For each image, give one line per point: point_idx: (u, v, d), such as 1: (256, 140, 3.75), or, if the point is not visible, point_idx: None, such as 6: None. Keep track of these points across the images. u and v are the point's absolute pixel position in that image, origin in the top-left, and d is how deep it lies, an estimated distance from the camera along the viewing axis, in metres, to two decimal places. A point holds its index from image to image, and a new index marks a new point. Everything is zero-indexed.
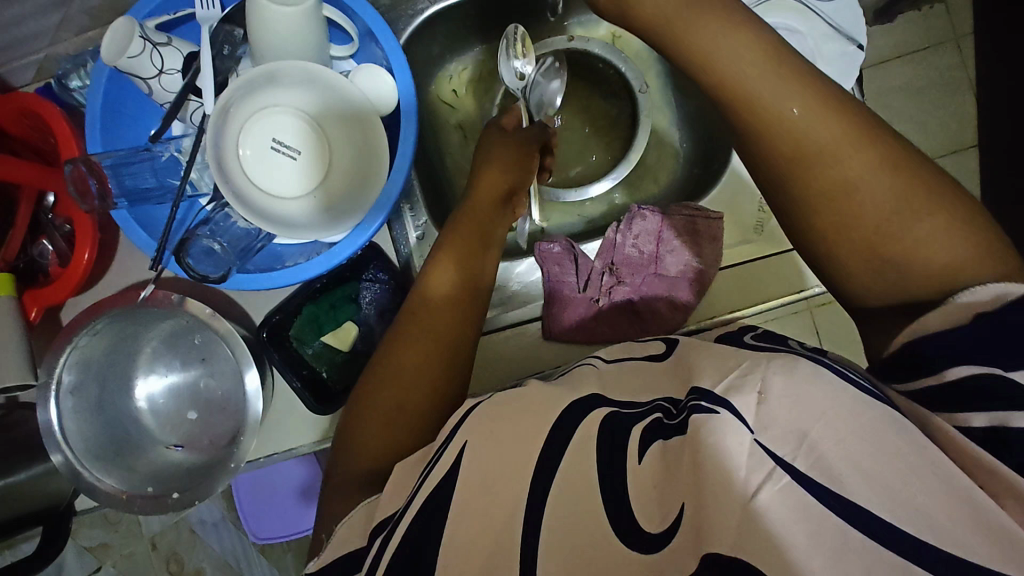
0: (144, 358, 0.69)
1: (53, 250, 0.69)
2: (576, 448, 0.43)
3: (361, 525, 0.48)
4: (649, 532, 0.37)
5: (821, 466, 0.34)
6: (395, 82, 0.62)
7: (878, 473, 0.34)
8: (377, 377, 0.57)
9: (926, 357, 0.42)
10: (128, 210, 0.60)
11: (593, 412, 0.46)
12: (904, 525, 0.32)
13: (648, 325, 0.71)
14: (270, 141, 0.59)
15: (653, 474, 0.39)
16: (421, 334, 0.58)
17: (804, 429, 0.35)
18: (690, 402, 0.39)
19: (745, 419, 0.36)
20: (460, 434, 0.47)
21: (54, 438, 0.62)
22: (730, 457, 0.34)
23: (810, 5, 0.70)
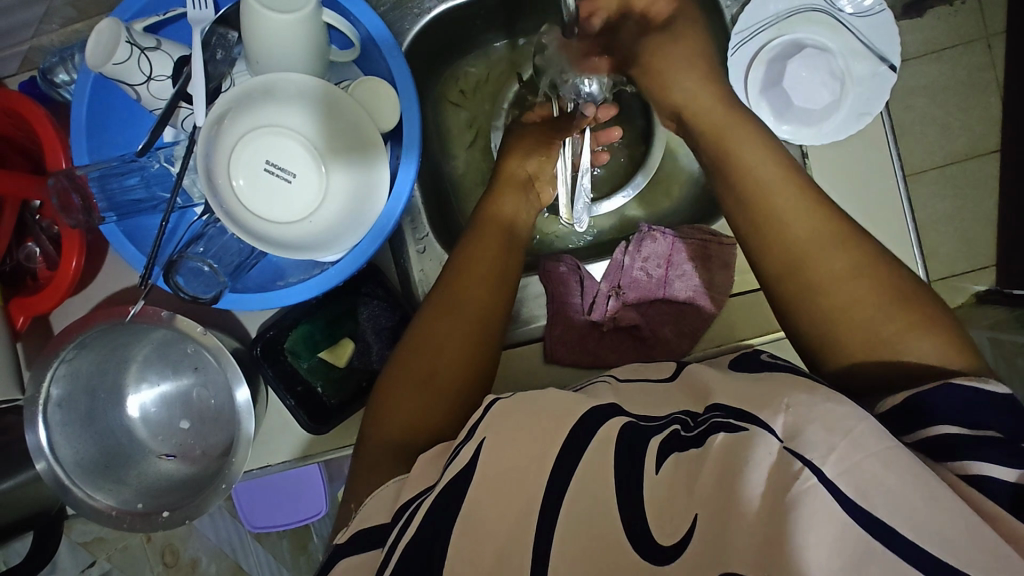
0: (135, 368, 0.67)
1: (40, 253, 0.67)
2: (596, 457, 0.42)
3: (387, 504, 0.46)
4: (661, 544, 0.38)
5: (848, 475, 0.35)
6: (398, 95, 0.58)
7: (904, 496, 0.35)
8: (403, 364, 0.55)
9: (933, 413, 0.42)
10: (115, 223, 0.57)
11: (610, 422, 0.45)
12: (930, 546, 0.33)
13: (651, 351, 0.69)
14: (263, 163, 0.56)
15: (669, 485, 0.40)
16: (452, 332, 0.56)
17: (826, 443, 0.36)
18: (712, 417, 0.42)
19: (775, 430, 0.38)
20: (480, 429, 0.45)
21: (42, 452, 0.61)
22: (756, 470, 0.36)
23: (840, 19, 0.66)
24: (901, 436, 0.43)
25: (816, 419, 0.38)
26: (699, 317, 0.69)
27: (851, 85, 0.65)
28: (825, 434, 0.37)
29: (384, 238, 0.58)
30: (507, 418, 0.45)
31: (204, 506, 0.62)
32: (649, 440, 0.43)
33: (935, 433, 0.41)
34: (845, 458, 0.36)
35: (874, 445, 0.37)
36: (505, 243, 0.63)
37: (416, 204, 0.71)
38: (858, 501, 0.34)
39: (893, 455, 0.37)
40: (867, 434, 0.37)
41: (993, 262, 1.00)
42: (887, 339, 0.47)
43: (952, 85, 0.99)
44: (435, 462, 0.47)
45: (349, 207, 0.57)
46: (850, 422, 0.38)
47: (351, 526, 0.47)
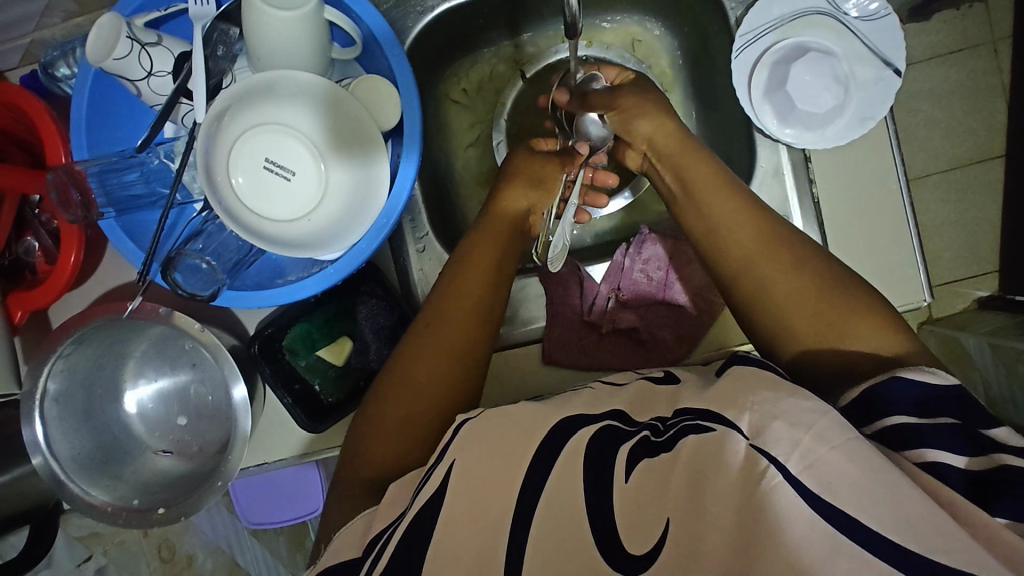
0: (133, 363, 0.67)
1: (39, 247, 0.66)
2: (568, 463, 0.42)
3: (356, 541, 0.46)
4: (630, 553, 0.38)
5: (811, 471, 0.35)
6: (400, 94, 0.58)
7: (865, 486, 0.35)
8: (397, 375, 0.56)
9: (888, 404, 0.43)
10: (115, 219, 0.57)
11: (581, 431, 0.44)
12: (890, 533, 0.33)
13: (651, 353, 0.68)
14: (263, 160, 0.55)
15: (636, 493, 0.40)
16: (434, 348, 0.56)
17: (801, 439, 0.36)
18: (680, 421, 0.41)
19: (739, 427, 0.38)
20: (448, 453, 0.45)
21: (39, 448, 0.61)
22: (727, 473, 0.37)
23: (844, 22, 0.66)
24: (861, 426, 0.44)
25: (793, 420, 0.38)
26: (698, 321, 0.68)
27: (854, 89, 0.65)
28: (789, 429, 0.37)
29: (386, 235, 0.59)
30: (481, 435, 0.45)
31: (198, 504, 0.62)
32: (618, 448, 0.43)
33: (888, 423, 0.42)
34: (808, 453, 0.36)
35: (838, 436, 0.37)
36: (498, 249, 0.62)
37: (416, 202, 0.70)
38: (822, 496, 0.34)
39: (859, 447, 0.36)
40: (831, 428, 0.37)
41: (996, 268, 0.99)
42: (865, 335, 0.48)
43: (957, 89, 0.99)
44: (401, 492, 0.47)
45: (350, 205, 0.56)
46: (811, 417, 0.38)
47: (320, 562, 0.47)
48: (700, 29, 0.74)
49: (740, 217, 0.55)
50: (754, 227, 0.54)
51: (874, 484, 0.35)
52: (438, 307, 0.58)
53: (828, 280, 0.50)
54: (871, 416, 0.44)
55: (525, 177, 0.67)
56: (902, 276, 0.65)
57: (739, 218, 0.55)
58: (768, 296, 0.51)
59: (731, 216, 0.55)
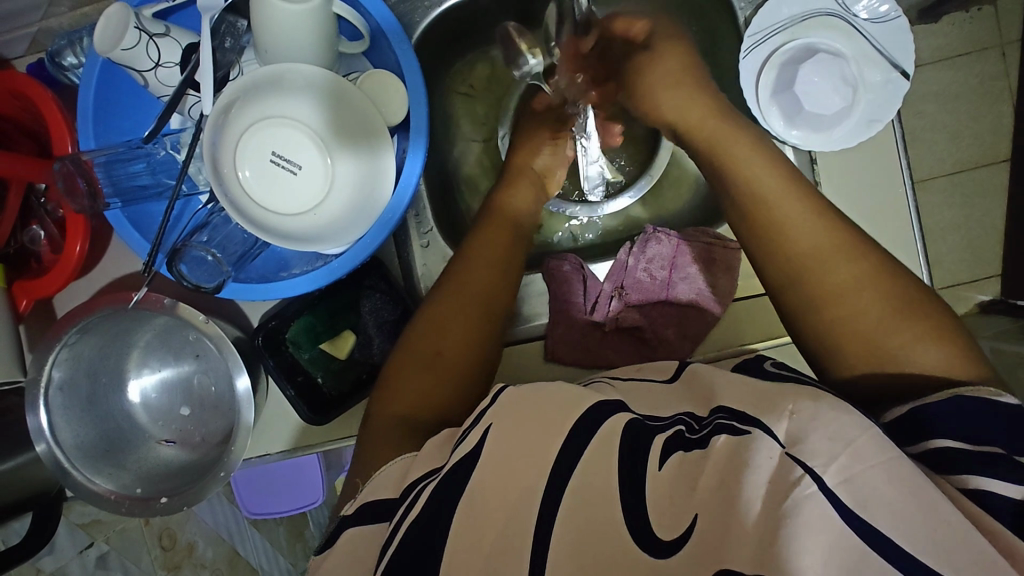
0: (137, 353, 0.68)
1: (44, 236, 0.67)
2: (601, 450, 0.41)
3: (394, 480, 0.46)
4: (662, 539, 0.37)
5: (847, 488, 0.35)
6: (406, 88, 0.58)
7: (901, 504, 0.35)
8: (408, 344, 0.57)
9: (933, 427, 0.42)
10: (120, 210, 0.57)
11: (615, 418, 0.43)
12: (925, 556, 0.33)
13: (653, 352, 0.69)
14: (270, 154, 0.55)
15: (670, 482, 0.39)
16: (456, 314, 0.58)
17: (837, 451, 0.37)
18: (718, 420, 0.41)
19: (778, 436, 0.38)
20: (487, 414, 0.44)
21: (43, 437, 0.61)
22: (757, 472, 0.36)
23: (855, 24, 0.65)
24: (904, 446, 0.44)
25: (818, 427, 0.38)
26: (702, 320, 0.68)
27: (864, 91, 0.65)
28: (829, 442, 0.37)
29: (390, 231, 0.58)
30: (525, 403, 0.44)
31: (204, 493, 0.62)
32: (653, 439, 0.42)
33: (932, 447, 0.42)
34: (847, 468, 0.36)
35: (879, 455, 0.37)
36: (507, 232, 0.65)
37: (422, 198, 0.70)
38: (856, 511, 0.35)
39: (898, 467, 0.37)
40: (872, 445, 0.37)
41: (999, 272, 0.99)
42: (880, 336, 0.47)
43: (964, 92, 0.98)
44: (443, 445, 0.46)
45: (356, 200, 0.57)
46: (852, 433, 0.38)
47: (359, 498, 0.47)
48: (709, 27, 0.73)
49: (748, 224, 0.54)
50: (766, 227, 0.53)
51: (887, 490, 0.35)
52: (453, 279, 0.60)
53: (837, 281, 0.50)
54: (914, 437, 0.43)
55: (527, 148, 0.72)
56: None
57: (757, 220, 0.54)
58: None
59: (740, 218, 0.54)
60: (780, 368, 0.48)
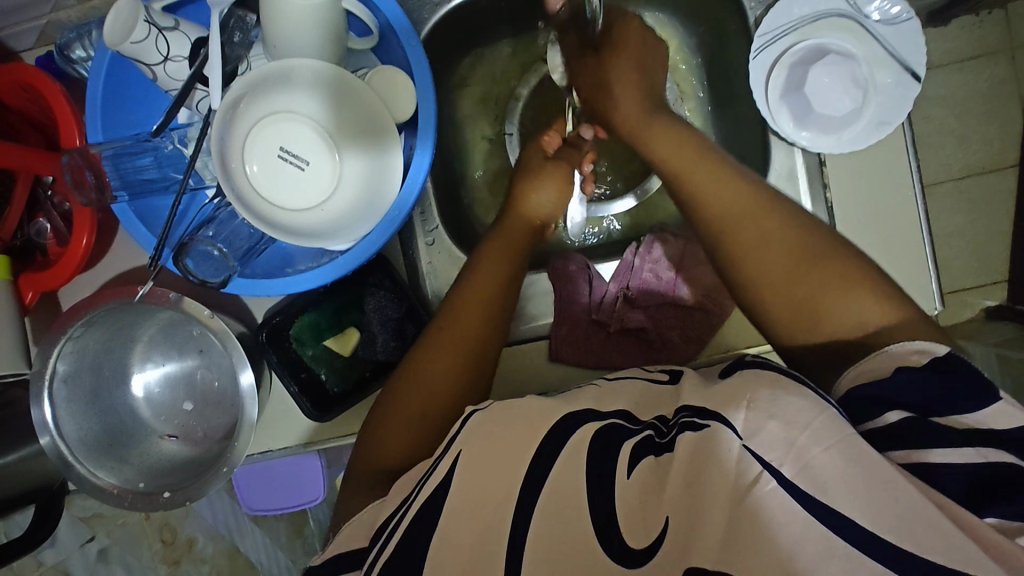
0: (141, 347, 0.68)
1: (50, 229, 0.67)
2: (570, 461, 0.42)
3: (365, 528, 0.47)
4: (634, 549, 0.38)
5: (806, 474, 0.36)
6: (415, 85, 0.58)
7: (867, 491, 0.35)
8: (410, 379, 0.56)
9: (886, 402, 0.42)
10: (127, 203, 0.57)
11: (581, 430, 0.44)
12: (887, 534, 0.33)
13: (657, 354, 0.68)
14: (277, 149, 0.55)
15: (638, 489, 0.40)
16: (449, 350, 0.56)
17: (791, 438, 0.37)
18: (681, 420, 0.41)
19: (734, 426, 0.38)
20: (456, 443, 0.45)
21: (47, 429, 0.61)
22: (721, 468, 0.36)
23: (865, 26, 0.65)
24: (857, 422, 0.43)
25: (774, 415, 0.38)
26: (706, 319, 0.68)
27: (873, 93, 0.64)
28: (784, 430, 0.37)
29: (396, 229, 0.57)
30: (491, 424, 0.46)
31: (208, 488, 0.62)
32: (622, 444, 0.43)
33: (886, 422, 0.42)
34: (802, 455, 0.36)
35: (833, 437, 0.37)
36: (512, 254, 0.62)
37: (428, 195, 0.71)
38: (815, 495, 0.35)
39: (855, 446, 0.36)
40: (828, 427, 0.37)
41: (1004, 279, 0.99)
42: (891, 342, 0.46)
43: (973, 97, 0.98)
44: (410, 479, 0.47)
45: (363, 196, 0.56)
46: (808, 416, 0.38)
47: (328, 550, 0.47)
48: (716, 27, 0.73)
49: (757, 225, 0.52)
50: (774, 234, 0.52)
51: (870, 488, 0.35)
52: (454, 306, 0.59)
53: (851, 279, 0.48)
54: (866, 413, 0.43)
55: (531, 173, 0.68)
56: (914, 283, 0.65)
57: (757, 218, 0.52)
58: (786, 296, 0.50)
59: (748, 213, 0.53)
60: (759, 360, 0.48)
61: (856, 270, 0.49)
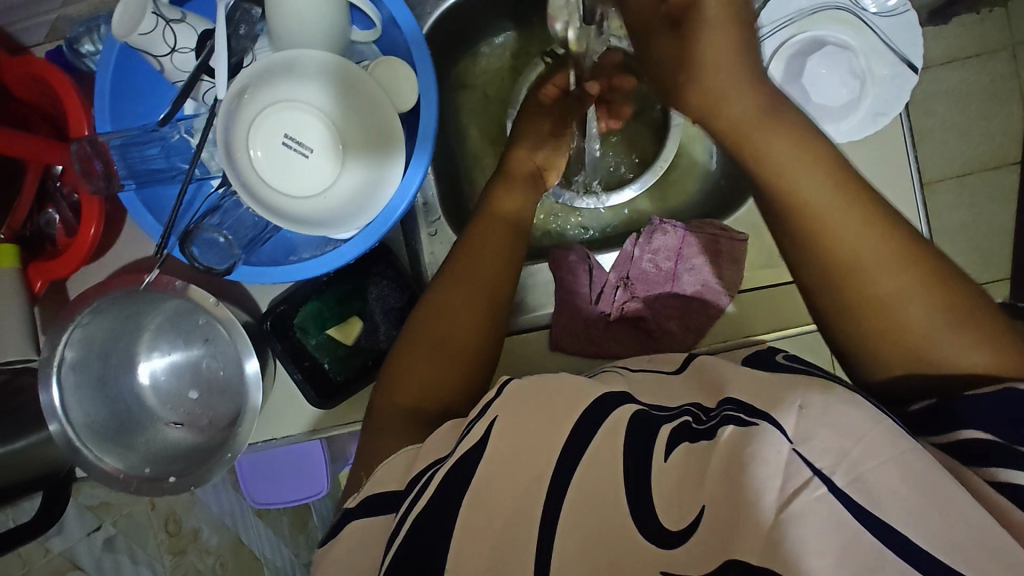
0: (148, 335, 0.69)
1: (59, 219, 0.68)
2: (605, 448, 0.41)
3: (401, 471, 0.46)
4: (669, 530, 0.37)
5: (859, 486, 0.35)
6: (417, 75, 0.59)
7: (917, 507, 0.34)
8: (403, 362, 0.56)
9: (958, 418, 0.42)
10: (133, 192, 0.58)
11: (621, 408, 0.43)
12: (940, 555, 0.33)
13: (656, 343, 0.69)
14: (282, 138, 0.56)
15: (676, 475, 0.39)
16: (449, 324, 0.57)
17: (845, 448, 0.36)
18: (726, 412, 0.40)
19: (785, 431, 0.37)
20: (494, 408, 0.44)
21: (54, 413, 0.62)
22: (766, 467, 0.35)
23: (863, 18, 0.65)
24: (932, 437, 0.43)
25: (827, 426, 0.37)
26: (707, 313, 0.69)
27: (871, 85, 0.65)
28: (838, 439, 0.36)
29: (399, 218, 0.58)
30: (515, 402, 0.44)
31: (209, 475, 0.63)
32: (659, 429, 0.42)
33: (959, 439, 0.42)
34: (855, 466, 0.35)
35: (889, 452, 0.36)
36: (509, 232, 0.63)
37: (429, 185, 0.71)
38: (868, 509, 0.34)
39: (913, 463, 0.36)
40: (883, 441, 0.37)
41: (1007, 275, 0.99)
42: (958, 354, 0.45)
43: (976, 93, 0.98)
44: (446, 437, 0.46)
45: (366, 184, 0.57)
46: (862, 429, 0.37)
47: (362, 492, 0.47)
48: None
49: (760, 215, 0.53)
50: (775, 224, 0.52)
51: (911, 493, 0.35)
52: (449, 281, 0.59)
53: (927, 272, 0.46)
54: (939, 428, 0.43)
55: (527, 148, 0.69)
56: None
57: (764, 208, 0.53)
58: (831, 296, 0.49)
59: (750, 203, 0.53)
60: (792, 361, 0.49)
61: (920, 263, 0.46)
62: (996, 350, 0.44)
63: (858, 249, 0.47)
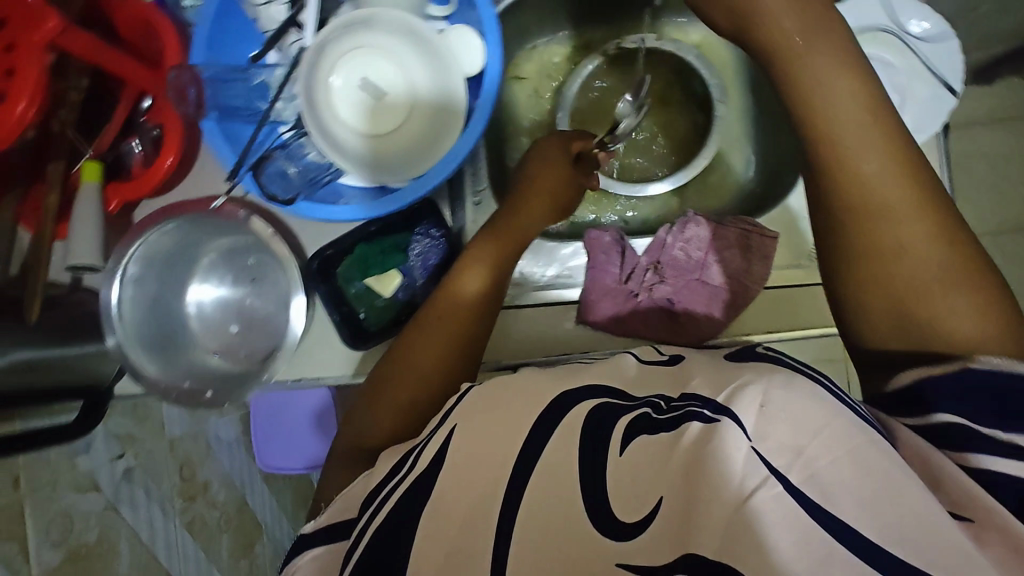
0: (201, 266, 0.73)
1: (139, 151, 0.73)
2: (560, 446, 0.45)
3: (356, 497, 0.51)
4: (621, 521, 0.42)
5: (811, 483, 0.39)
6: (485, 45, 0.62)
7: (863, 492, 0.38)
8: (392, 375, 0.61)
9: (932, 402, 0.45)
10: (216, 122, 0.63)
11: (585, 401, 0.48)
12: (896, 550, 0.36)
13: (681, 327, 0.71)
14: (359, 80, 0.62)
15: (628, 468, 0.44)
16: (440, 332, 0.62)
17: (801, 446, 0.40)
18: (688, 407, 0.44)
19: (746, 427, 0.41)
20: (453, 415, 0.49)
21: (111, 320, 0.66)
22: (719, 473, 0.39)
23: (908, 41, 0.69)
24: (909, 416, 0.46)
25: (783, 419, 0.41)
26: (734, 303, 0.71)
27: (911, 103, 0.68)
28: (791, 437, 0.40)
29: (448, 176, 0.60)
30: (481, 404, 0.49)
31: (249, 390, 0.68)
32: (617, 420, 0.47)
33: (935, 421, 0.45)
34: (808, 465, 0.39)
35: (842, 448, 0.40)
36: (498, 257, 0.67)
37: (479, 157, 0.76)
38: (820, 504, 0.38)
39: (864, 454, 0.40)
40: (835, 438, 0.40)
41: None
42: (951, 327, 0.47)
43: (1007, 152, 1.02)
44: (390, 457, 0.52)
45: (429, 128, 0.63)
46: (817, 424, 0.41)
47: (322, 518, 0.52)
48: None
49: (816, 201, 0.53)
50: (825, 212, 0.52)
51: (860, 483, 0.38)
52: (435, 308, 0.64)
53: (958, 256, 0.48)
54: (914, 410, 0.46)
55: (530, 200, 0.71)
56: None
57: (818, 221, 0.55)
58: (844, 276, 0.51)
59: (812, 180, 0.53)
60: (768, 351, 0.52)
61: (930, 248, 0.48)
62: (985, 330, 0.46)
63: (881, 254, 0.49)
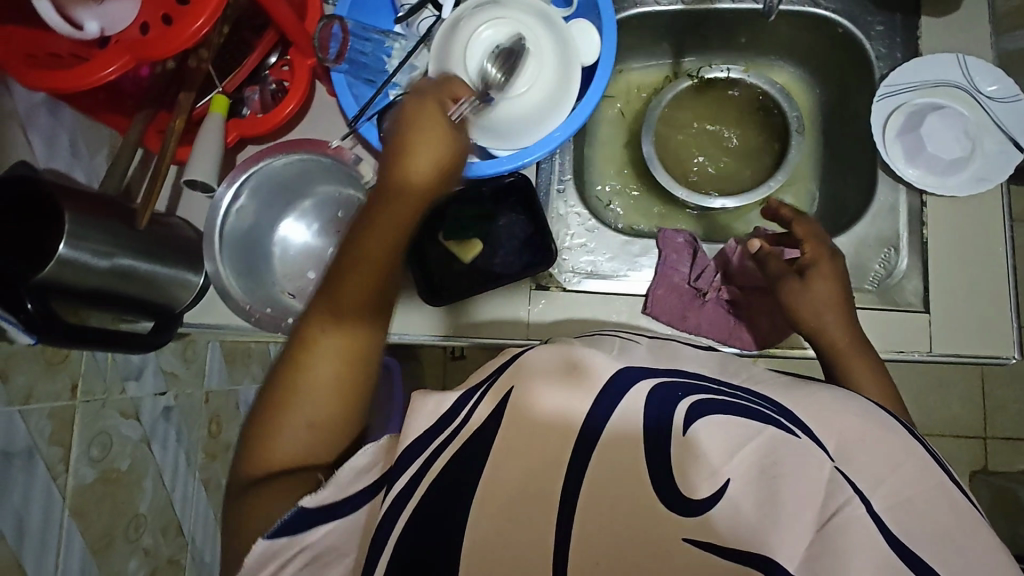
0: (297, 209, 0.78)
1: (257, 99, 0.78)
2: (626, 448, 0.39)
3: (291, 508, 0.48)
4: (689, 501, 0.38)
5: (887, 509, 0.40)
6: (602, 41, 0.68)
7: (927, 525, 0.40)
8: (283, 404, 0.55)
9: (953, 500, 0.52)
10: (344, 74, 0.69)
11: (638, 385, 0.43)
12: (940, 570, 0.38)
13: (743, 330, 0.76)
14: (493, 47, 0.66)
15: (688, 452, 0.41)
16: (328, 344, 0.55)
17: (881, 476, 0.42)
18: (770, 411, 0.44)
19: (827, 450, 0.42)
20: (506, 377, 0.42)
21: (212, 242, 0.69)
22: (806, 482, 0.39)
23: (980, 100, 0.75)
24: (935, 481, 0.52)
25: (860, 448, 0.43)
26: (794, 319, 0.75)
27: (979, 155, 0.74)
28: (873, 467, 0.42)
29: (551, 150, 0.66)
30: (544, 363, 0.43)
31: None
32: (677, 407, 0.42)
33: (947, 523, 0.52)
34: (885, 494, 0.41)
35: (915, 485, 0.42)
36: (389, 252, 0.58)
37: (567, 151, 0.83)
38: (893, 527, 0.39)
39: (933, 494, 0.42)
40: (909, 477, 0.42)
41: None
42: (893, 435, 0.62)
43: None
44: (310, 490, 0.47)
45: (551, 95, 0.67)
46: (897, 460, 0.43)
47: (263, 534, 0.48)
48: (842, 84, 0.86)
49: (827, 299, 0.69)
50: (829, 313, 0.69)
51: (922, 506, 0.41)
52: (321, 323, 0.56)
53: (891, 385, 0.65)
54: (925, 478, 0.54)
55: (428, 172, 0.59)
56: (993, 332, 0.72)
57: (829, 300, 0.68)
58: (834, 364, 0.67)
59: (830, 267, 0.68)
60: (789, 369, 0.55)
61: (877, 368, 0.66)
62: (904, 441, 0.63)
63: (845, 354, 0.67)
